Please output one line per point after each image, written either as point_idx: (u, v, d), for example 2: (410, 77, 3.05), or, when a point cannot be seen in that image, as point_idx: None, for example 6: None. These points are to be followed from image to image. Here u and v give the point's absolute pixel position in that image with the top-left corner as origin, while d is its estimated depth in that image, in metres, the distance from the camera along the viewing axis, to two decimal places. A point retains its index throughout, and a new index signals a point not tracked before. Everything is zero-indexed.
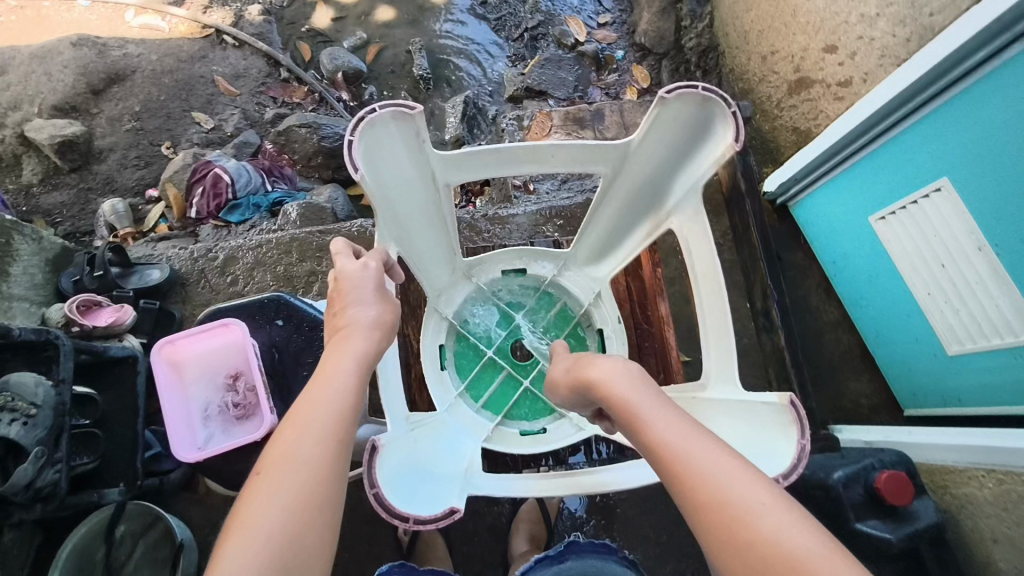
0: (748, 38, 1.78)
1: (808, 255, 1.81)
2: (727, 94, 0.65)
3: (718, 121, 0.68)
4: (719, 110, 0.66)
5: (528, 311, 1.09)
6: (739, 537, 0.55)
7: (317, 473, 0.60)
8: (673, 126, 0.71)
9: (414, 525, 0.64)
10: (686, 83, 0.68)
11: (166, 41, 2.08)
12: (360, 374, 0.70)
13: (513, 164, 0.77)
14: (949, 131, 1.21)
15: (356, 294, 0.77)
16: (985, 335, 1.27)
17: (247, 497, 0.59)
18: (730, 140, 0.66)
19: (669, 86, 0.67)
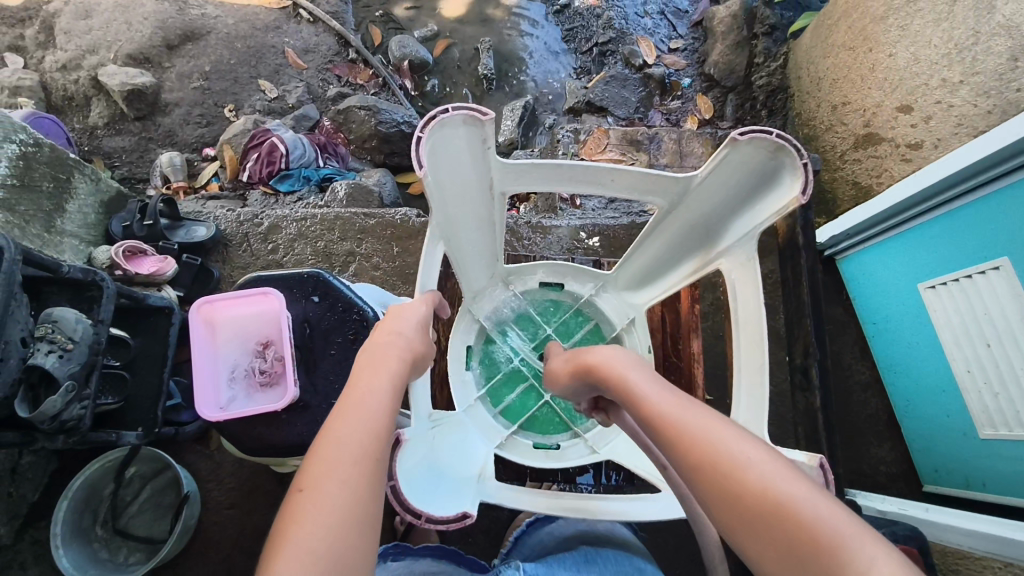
0: (821, 85, 1.75)
1: (847, 311, 1.77)
2: (802, 147, 0.64)
3: (787, 170, 0.67)
4: (790, 161, 0.65)
5: (559, 327, 1.09)
6: (728, 483, 0.53)
7: (360, 491, 0.58)
8: (739, 169, 0.70)
9: (426, 523, 0.65)
10: (761, 128, 0.66)
11: (245, 8, 2.13)
12: (394, 395, 0.69)
13: (572, 184, 0.77)
14: (1019, 210, 1.17)
15: (401, 321, 0.80)
16: (1022, 424, 1.23)
17: (289, 511, 0.56)
18: (798, 192, 0.65)
19: (743, 128, 0.66)
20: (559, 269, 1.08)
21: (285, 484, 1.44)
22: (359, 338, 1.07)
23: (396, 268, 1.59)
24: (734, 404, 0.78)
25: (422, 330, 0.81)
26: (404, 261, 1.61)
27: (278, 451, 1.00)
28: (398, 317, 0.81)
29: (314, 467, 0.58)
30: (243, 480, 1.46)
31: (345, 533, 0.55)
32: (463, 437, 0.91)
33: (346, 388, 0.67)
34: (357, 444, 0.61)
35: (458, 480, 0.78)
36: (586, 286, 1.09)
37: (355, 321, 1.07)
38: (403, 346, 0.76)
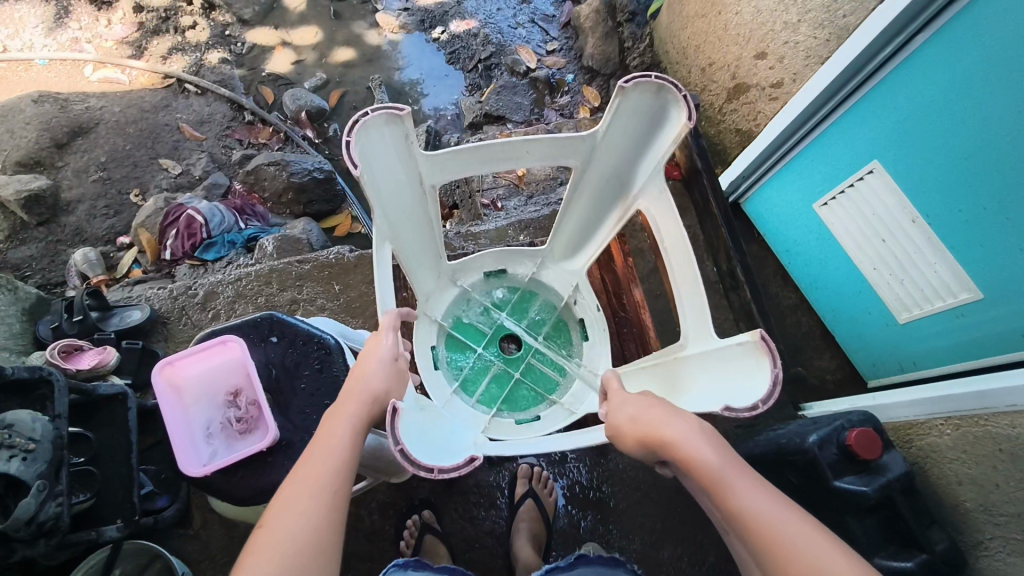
0: (686, 53, 1.92)
1: (761, 246, 1.92)
2: (678, 81, 0.75)
3: (672, 106, 0.77)
4: (672, 96, 0.75)
5: (512, 309, 1.15)
6: None
7: (314, 521, 0.70)
8: (633, 115, 0.80)
9: (440, 472, 0.73)
10: (641, 75, 0.76)
11: (129, 94, 2.11)
12: (355, 439, 0.79)
13: (488, 165, 0.86)
14: (877, 117, 1.36)
15: (368, 364, 0.86)
16: (930, 299, 1.41)
17: (253, 543, 0.69)
18: (684, 119, 0.75)
19: (627, 77, 0.75)
20: (499, 256, 1.15)
21: None
22: (326, 366, 1.09)
23: (342, 304, 1.62)
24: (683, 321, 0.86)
25: (391, 367, 0.87)
26: (348, 296, 1.64)
27: (272, 492, 1.00)
28: (368, 360, 0.88)
29: (275, 507, 0.71)
30: (238, 549, 1.43)
31: (299, 561, 0.67)
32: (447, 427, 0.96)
33: (312, 435, 0.79)
34: (314, 486, 0.73)
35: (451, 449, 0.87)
36: (527, 266, 1.16)
37: (318, 351, 1.10)
38: (369, 387, 0.84)
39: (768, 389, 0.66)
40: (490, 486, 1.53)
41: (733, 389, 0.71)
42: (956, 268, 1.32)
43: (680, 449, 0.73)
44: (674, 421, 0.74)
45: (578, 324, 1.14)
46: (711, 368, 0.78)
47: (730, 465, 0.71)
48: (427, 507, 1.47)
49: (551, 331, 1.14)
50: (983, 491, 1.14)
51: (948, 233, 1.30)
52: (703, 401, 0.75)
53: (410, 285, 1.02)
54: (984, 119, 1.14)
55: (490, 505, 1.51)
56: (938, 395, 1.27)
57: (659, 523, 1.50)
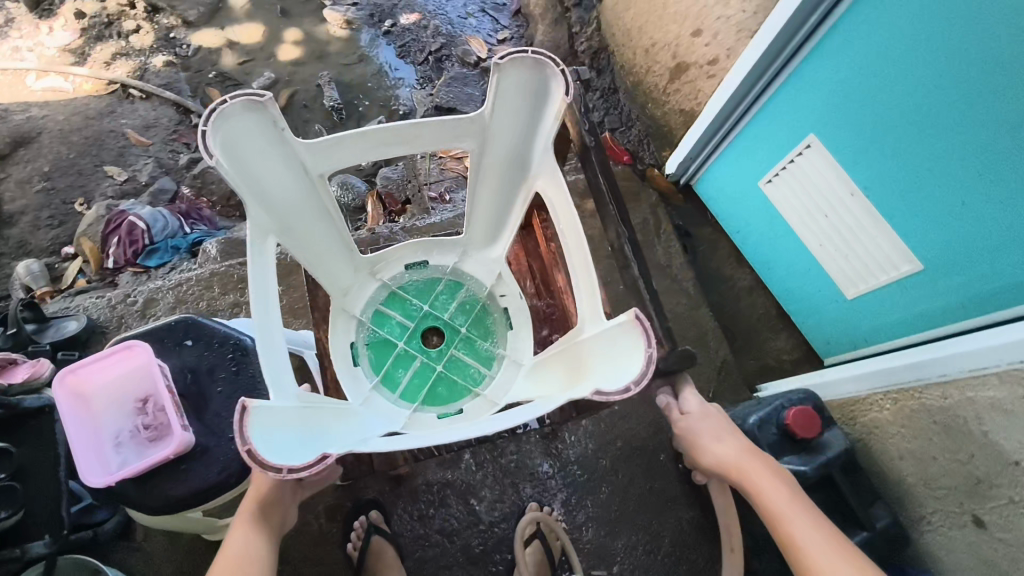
0: (631, 35, 1.88)
1: (715, 228, 1.89)
2: (555, 56, 0.72)
3: (553, 81, 0.74)
4: (551, 71, 0.73)
5: (433, 301, 1.12)
6: None
7: None
8: (516, 93, 0.76)
9: (289, 473, 0.57)
10: (517, 50, 0.73)
11: (71, 101, 2.07)
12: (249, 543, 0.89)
13: (377, 153, 0.82)
14: (812, 89, 1.36)
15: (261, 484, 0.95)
16: (874, 273, 1.42)
17: None
18: (563, 93, 0.74)
19: (501, 53, 0.72)
20: (422, 245, 1.12)
21: None
22: (243, 368, 1.07)
23: (284, 306, 1.59)
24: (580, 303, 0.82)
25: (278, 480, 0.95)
26: (291, 297, 1.61)
27: (184, 500, 0.98)
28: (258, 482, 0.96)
29: None
30: (182, 559, 1.40)
31: None
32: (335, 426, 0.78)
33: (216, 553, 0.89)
34: None
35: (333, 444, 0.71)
36: (449, 255, 1.13)
37: (235, 354, 1.07)
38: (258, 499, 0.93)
39: (640, 370, 0.62)
40: (439, 483, 1.50)
41: (612, 369, 0.68)
42: (895, 240, 1.32)
43: (758, 490, 1.01)
44: (751, 460, 1.05)
45: (502, 313, 1.11)
46: (600, 352, 0.75)
47: (793, 507, 0.97)
48: (376, 507, 1.45)
49: (473, 323, 1.11)
50: (922, 465, 1.12)
51: (884, 203, 1.30)
52: (587, 385, 0.70)
53: (318, 280, 0.98)
54: (909, 85, 1.14)
55: (440, 503, 1.49)
56: (875, 370, 1.25)
57: (611, 512, 1.49)
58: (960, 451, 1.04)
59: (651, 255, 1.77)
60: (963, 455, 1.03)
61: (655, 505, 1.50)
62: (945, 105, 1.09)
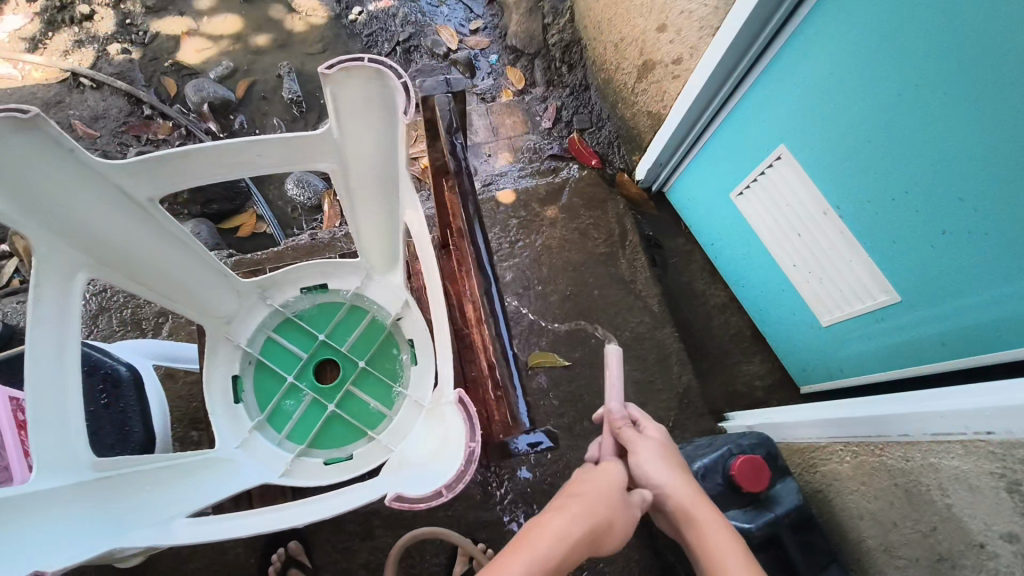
0: (602, 28, 1.73)
1: (689, 239, 1.74)
2: (394, 66, 0.61)
3: (396, 95, 0.63)
4: (392, 84, 0.61)
5: (331, 331, 1.00)
6: None
7: None
8: (360, 109, 0.65)
9: None
10: (355, 57, 0.61)
11: (20, 90, 1.99)
12: None
13: (214, 175, 0.70)
14: (782, 94, 1.20)
15: None
16: (849, 301, 1.27)
17: None
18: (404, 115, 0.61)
19: (330, 60, 0.59)
20: (320, 268, 1.00)
21: None
22: (114, 401, 0.96)
23: None
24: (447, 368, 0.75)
25: None
26: None
27: None
28: None
29: None
30: None
31: None
32: (146, 494, 0.67)
33: None
34: None
35: (118, 532, 0.61)
36: (350, 279, 1.01)
37: (105, 386, 0.96)
38: None
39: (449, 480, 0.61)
40: (367, 513, 1.39)
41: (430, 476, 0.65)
42: (872, 266, 1.18)
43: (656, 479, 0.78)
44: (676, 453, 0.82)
45: (409, 347, 0.98)
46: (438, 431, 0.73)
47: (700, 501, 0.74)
48: (296, 537, 1.36)
49: (374, 357, 0.99)
50: (881, 530, 0.97)
51: (858, 224, 1.16)
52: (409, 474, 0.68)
53: (186, 311, 0.87)
54: (880, 93, 1.00)
55: (367, 536, 1.37)
56: (837, 416, 1.11)
57: None
58: (921, 522, 0.88)
59: (614, 269, 1.64)
60: (924, 527, 0.87)
61: None
62: (919, 117, 0.95)
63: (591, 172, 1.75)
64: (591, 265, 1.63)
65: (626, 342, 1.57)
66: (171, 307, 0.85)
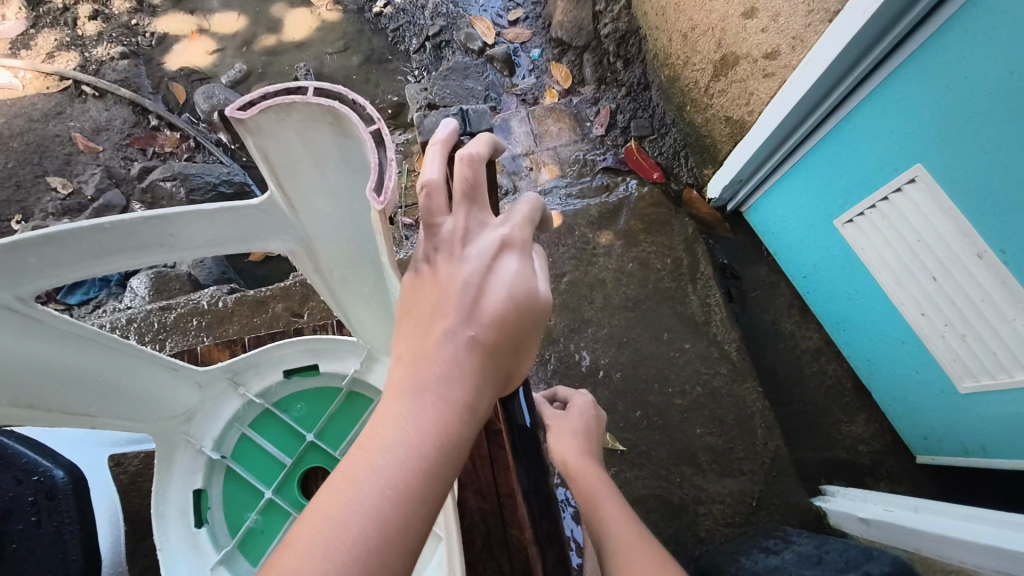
0: (666, 15, 1.44)
1: (772, 269, 1.45)
2: (355, 102, 0.42)
3: (356, 140, 0.44)
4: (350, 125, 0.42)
5: (321, 429, 0.76)
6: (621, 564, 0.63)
7: None
8: (308, 161, 0.45)
9: None
10: (298, 89, 0.43)
11: (19, 101, 1.82)
12: None
13: (109, 254, 0.48)
14: (916, 99, 0.91)
15: None
16: (1004, 368, 0.97)
17: None
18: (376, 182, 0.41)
19: (258, 97, 0.41)
20: (308, 346, 0.76)
21: None
22: (49, 517, 0.75)
23: None
24: None
25: None
26: None
27: None
28: None
29: None
30: None
31: None
32: None
33: None
34: None
35: None
36: (348, 361, 0.77)
37: (36, 498, 0.75)
38: None
39: None
40: None
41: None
42: None
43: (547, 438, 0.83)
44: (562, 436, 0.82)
45: None
46: None
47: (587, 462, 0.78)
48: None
49: None
50: None
51: None
52: None
53: (106, 426, 0.64)
54: None
55: None
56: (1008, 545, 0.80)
57: None
58: None
59: (682, 308, 1.36)
60: None
61: None
62: None
63: (654, 187, 1.47)
64: (654, 303, 1.36)
65: (699, 399, 1.29)
66: (84, 425, 0.61)
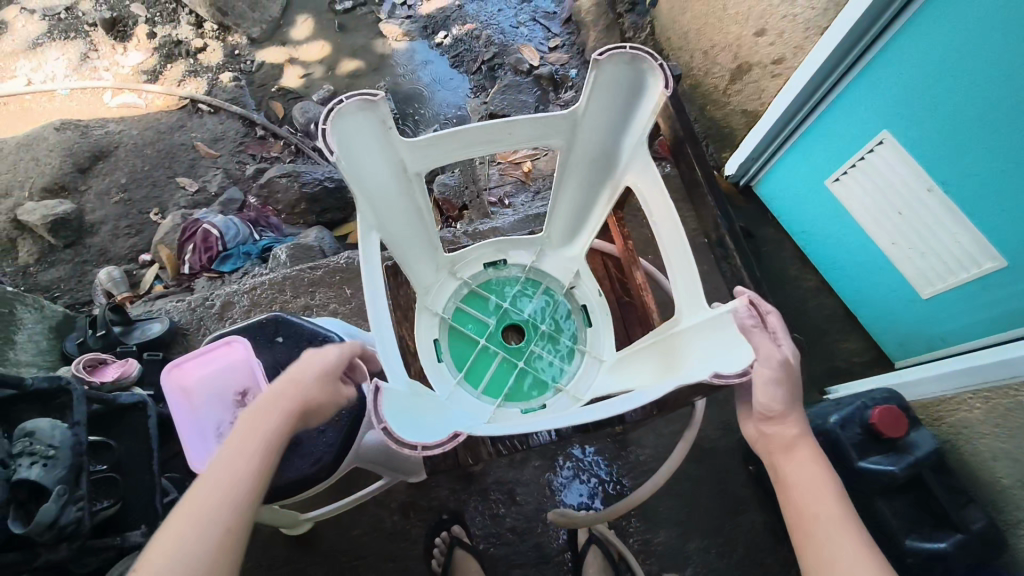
0: (689, 38, 1.91)
1: (777, 229, 1.89)
2: (653, 53, 0.85)
3: (649, 76, 0.87)
4: (649, 65, 0.85)
5: (513, 298, 1.15)
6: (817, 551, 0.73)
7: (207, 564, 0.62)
8: (609, 87, 0.89)
9: (423, 449, 0.69)
10: (615, 48, 0.86)
11: (145, 117, 2.18)
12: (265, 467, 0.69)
13: (473, 146, 0.92)
14: (881, 87, 1.35)
15: None
16: (953, 271, 1.37)
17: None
18: (662, 88, 0.85)
19: (601, 50, 0.85)
20: (499, 245, 1.17)
21: (308, 544, 1.44)
22: None
23: (355, 307, 1.66)
24: (679, 299, 0.93)
25: None
26: (359, 299, 1.68)
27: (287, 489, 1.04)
28: None
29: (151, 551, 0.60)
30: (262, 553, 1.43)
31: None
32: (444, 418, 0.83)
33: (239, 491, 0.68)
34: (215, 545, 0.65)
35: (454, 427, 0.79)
36: (527, 254, 1.18)
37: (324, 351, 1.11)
38: None
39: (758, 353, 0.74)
40: (510, 483, 1.52)
41: (725, 353, 0.78)
42: (978, 235, 1.27)
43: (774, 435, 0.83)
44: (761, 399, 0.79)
45: (580, 311, 1.15)
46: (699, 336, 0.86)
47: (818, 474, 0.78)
48: (456, 522, 1.46)
49: (554, 318, 1.14)
50: (1020, 466, 1.07)
51: (966, 199, 1.26)
52: (696, 369, 0.80)
53: (408, 277, 1.06)
54: (990, 76, 1.12)
55: (510, 502, 1.51)
56: (978, 367, 1.20)
57: (682, 515, 1.50)
58: None
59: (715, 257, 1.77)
60: None
61: (723, 509, 1.51)
62: (1018, 91, 1.09)
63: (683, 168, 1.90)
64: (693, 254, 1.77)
65: None
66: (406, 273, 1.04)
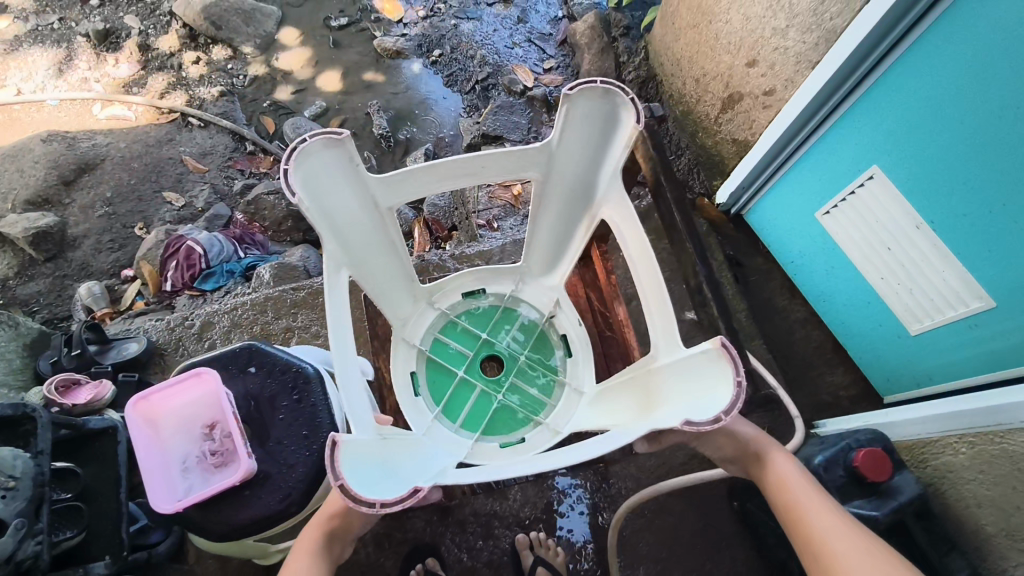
0: (681, 65, 1.91)
1: (767, 259, 1.87)
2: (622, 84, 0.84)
3: (622, 110, 0.86)
4: (621, 99, 0.85)
5: (492, 329, 1.12)
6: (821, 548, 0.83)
7: None
8: (584, 118, 0.88)
9: (380, 507, 0.66)
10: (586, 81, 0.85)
11: (134, 130, 2.16)
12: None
13: (446, 181, 0.91)
14: (870, 123, 1.35)
15: None
16: (941, 309, 1.35)
17: None
18: (633, 121, 0.84)
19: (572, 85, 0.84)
20: (480, 276, 1.15)
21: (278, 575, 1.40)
22: (305, 396, 1.08)
23: None
24: (655, 338, 0.90)
25: None
26: None
27: (251, 526, 1.01)
28: None
29: None
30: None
31: None
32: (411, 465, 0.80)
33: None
34: None
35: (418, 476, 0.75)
36: (508, 285, 1.15)
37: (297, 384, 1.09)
38: None
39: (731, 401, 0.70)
40: (487, 515, 1.49)
41: (698, 402, 0.74)
42: (966, 274, 1.25)
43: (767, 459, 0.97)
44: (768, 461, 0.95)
45: (562, 342, 1.12)
46: (675, 379, 0.83)
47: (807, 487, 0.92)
48: (432, 555, 1.43)
49: (534, 349, 1.11)
50: (1004, 515, 1.05)
51: (954, 237, 1.25)
52: (667, 417, 0.76)
53: (382, 309, 1.03)
54: (979, 113, 1.11)
55: (488, 536, 1.47)
56: (964, 409, 1.16)
57: (663, 551, 1.47)
58: None
59: None
60: None
61: (705, 546, 1.48)
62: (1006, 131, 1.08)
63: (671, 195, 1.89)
64: None
65: None
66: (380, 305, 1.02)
